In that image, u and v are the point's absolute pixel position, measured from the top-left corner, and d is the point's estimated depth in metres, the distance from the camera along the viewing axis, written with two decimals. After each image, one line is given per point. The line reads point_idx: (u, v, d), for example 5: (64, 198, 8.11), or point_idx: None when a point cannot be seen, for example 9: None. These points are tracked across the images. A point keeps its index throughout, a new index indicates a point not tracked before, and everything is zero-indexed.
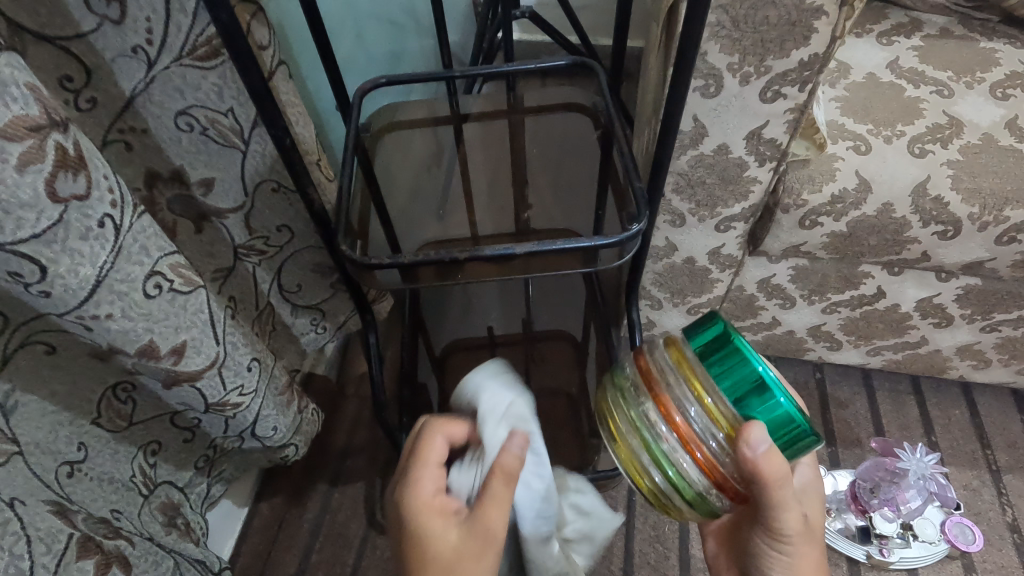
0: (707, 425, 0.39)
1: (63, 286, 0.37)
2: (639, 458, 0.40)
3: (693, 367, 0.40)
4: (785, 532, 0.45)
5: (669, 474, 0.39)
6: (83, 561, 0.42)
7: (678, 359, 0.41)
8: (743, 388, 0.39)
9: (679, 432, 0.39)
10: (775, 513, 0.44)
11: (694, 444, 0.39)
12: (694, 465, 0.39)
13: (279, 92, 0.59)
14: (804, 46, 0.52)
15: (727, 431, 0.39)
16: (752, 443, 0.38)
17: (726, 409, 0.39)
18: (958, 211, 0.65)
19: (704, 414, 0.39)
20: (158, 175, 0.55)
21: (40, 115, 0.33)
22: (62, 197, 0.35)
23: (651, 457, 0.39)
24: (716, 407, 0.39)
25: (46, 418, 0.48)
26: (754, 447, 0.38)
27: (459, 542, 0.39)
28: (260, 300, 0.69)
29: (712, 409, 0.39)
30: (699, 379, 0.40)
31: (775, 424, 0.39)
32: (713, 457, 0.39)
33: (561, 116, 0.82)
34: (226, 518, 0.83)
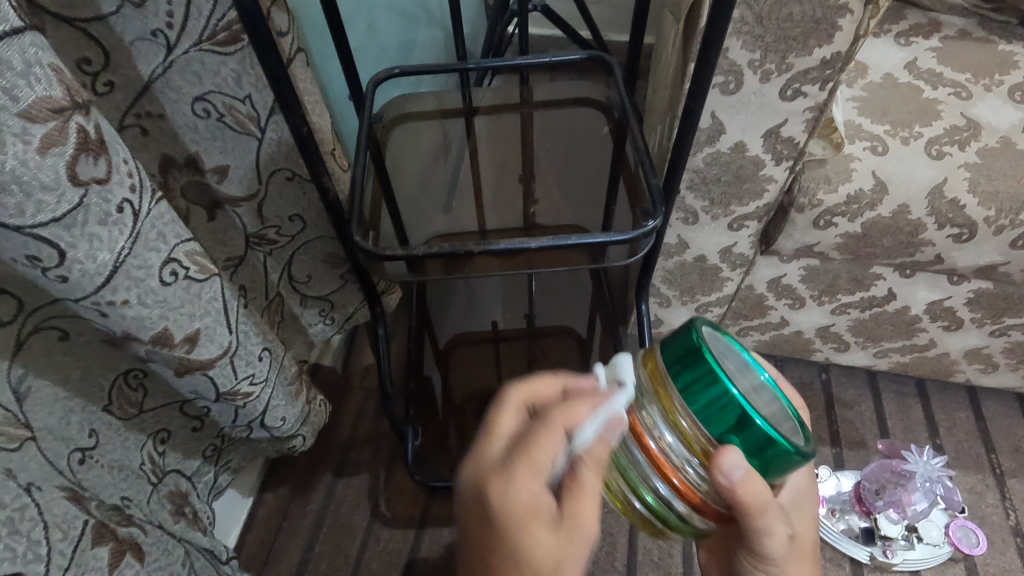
0: (682, 446, 0.36)
1: (81, 271, 0.37)
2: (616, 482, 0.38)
3: (665, 386, 0.36)
4: (770, 554, 0.42)
5: (648, 500, 0.37)
6: (98, 548, 0.42)
7: (654, 377, 0.37)
8: (716, 411, 0.34)
9: (652, 456, 0.36)
10: (759, 536, 0.41)
11: (669, 471, 0.36)
12: (671, 492, 0.36)
13: (296, 79, 0.58)
14: (827, 44, 0.52)
15: (701, 454, 0.35)
16: (726, 470, 0.34)
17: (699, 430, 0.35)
18: (973, 214, 0.65)
19: (679, 438, 0.36)
20: (173, 161, 0.54)
21: (63, 97, 0.33)
22: (83, 180, 0.35)
23: (627, 480, 0.37)
24: (689, 432, 0.35)
25: (59, 403, 0.48)
26: (727, 475, 0.34)
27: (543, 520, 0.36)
28: (270, 290, 0.69)
29: (685, 434, 0.35)
30: (673, 404, 0.35)
31: (755, 447, 0.34)
32: (692, 484, 0.36)
33: (574, 111, 0.81)
34: (231, 507, 0.83)
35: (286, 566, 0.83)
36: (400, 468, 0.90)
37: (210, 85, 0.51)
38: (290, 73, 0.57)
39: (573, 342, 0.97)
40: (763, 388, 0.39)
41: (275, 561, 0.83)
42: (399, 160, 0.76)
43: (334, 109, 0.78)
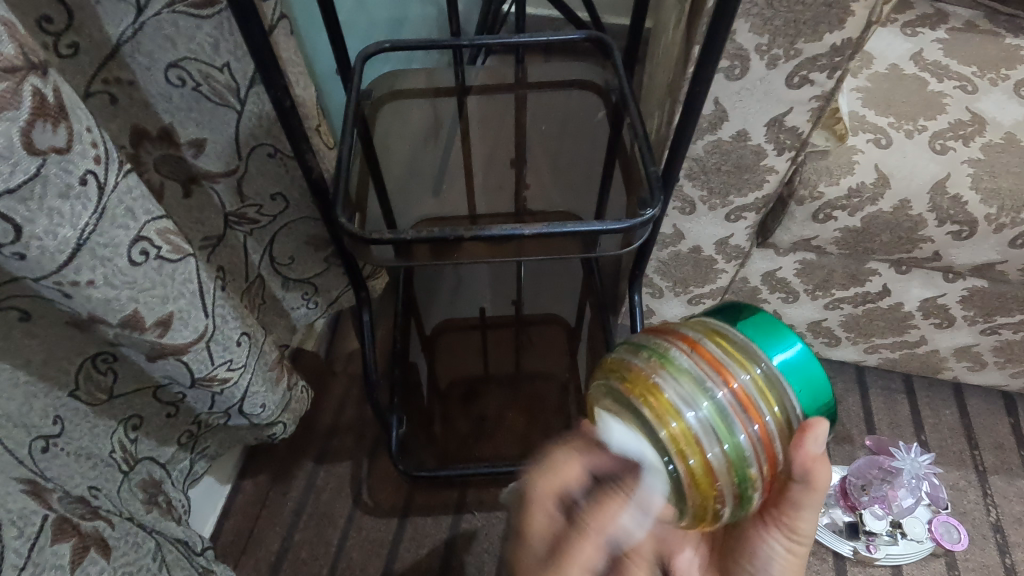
0: (762, 397, 0.36)
1: (40, 248, 0.34)
2: (694, 432, 0.34)
3: (741, 341, 0.37)
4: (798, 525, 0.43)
5: (727, 449, 0.34)
6: (58, 544, 0.39)
7: (720, 335, 0.37)
8: (787, 364, 0.37)
9: (737, 399, 0.35)
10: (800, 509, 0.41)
11: (754, 413, 0.35)
12: (752, 439, 0.35)
13: (280, 49, 0.55)
14: (838, 30, 0.50)
15: (782, 413, 0.36)
16: (816, 431, 0.36)
17: (782, 387, 0.36)
18: (975, 211, 0.64)
19: (759, 387, 0.36)
20: (145, 133, 0.51)
21: (15, 55, 0.30)
22: (40, 149, 0.32)
23: (705, 427, 0.34)
24: (765, 377, 0.36)
25: (19, 388, 0.45)
26: (816, 434, 0.36)
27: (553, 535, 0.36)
28: (250, 271, 0.66)
29: (766, 383, 0.36)
30: (752, 353, 0.36)
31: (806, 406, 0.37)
32: (768, 433, 0.35)
33: (570, 93, 0.78)
34: (208, 495, 0.81)
35: (265, 554, 0.81)
36: (383, 455, 0.88)
37: (185, 51, 0.48)
38: (272, 41, 0.54)
39: (562, 330, 0.96)
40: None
41: (253, 549, 0.81)
42: (387, 138, 0.72)
43: (321, 84, 0.75)
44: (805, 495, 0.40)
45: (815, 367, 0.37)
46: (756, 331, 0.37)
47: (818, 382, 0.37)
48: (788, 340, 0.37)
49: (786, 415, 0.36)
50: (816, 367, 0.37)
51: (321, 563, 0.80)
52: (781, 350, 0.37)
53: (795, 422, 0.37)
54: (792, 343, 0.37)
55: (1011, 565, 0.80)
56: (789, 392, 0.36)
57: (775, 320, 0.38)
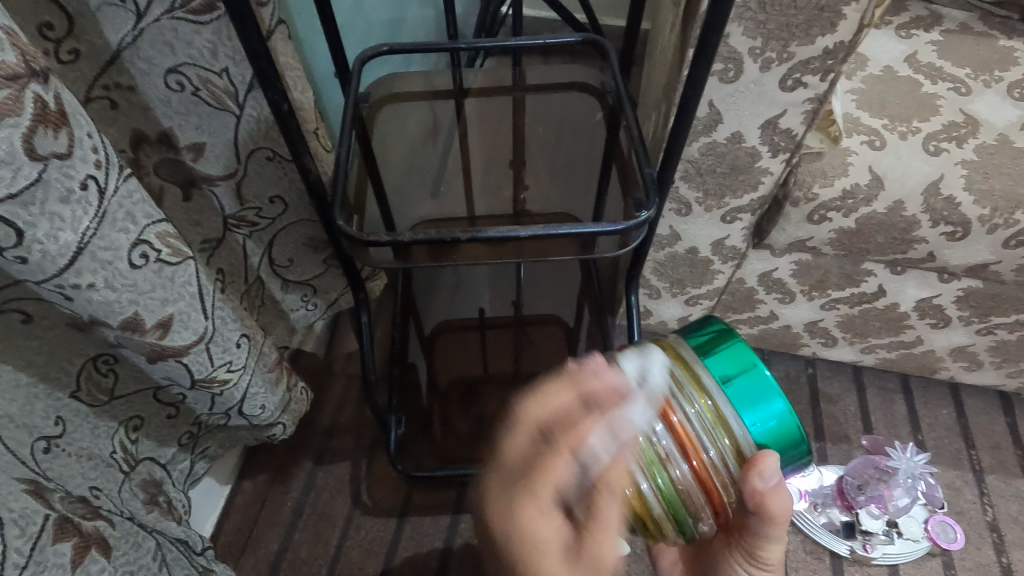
0: (708, 431, 0.36)
1: (42, 252, 0.35)
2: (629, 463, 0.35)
3: (697, 372, 0.37)
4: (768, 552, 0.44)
5: (659, 482, 0.35)
6: (59, 544, 0.40)
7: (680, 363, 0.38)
8: (745, 396, 0.37)
9: (678, 435, 0.35)
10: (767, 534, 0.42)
11: (693, 449, 0.36)
12: (688, 473, 0.36)
13: (278, 53, 0.56)
14: (830, 33, 0.50)
15: (733, 447, 0.37)
16: (764, 472, 0.37)
17: (735, 422, 0.37)
18: (968, 212, 0.64)
19: (707, 420, 0.36)
20: (145, 138, 0.52)
21: (17, 63, 0.30)
22: (42, 154, 0.32)
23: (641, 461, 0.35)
24: (713, 411, 0.37)
25: (21, 389, 0.45)
26: (761, 473, 0.36)
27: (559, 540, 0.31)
28: (250, 273, 0.66)
29: (717, 416, 0.37)
30: (706, 386, 0.37)
31: (765, 438, 0.37)
32: (709, 466, 0.36)
33: (568, 96, 0.79)
34: (207, 495, 0.81)
35: (265, 554, 0.81)
36: (382, 456, 0.88)
37: (183, 57, 0.49)
38: (270, 46, 0.54)
39: (560, 329, 0.96)
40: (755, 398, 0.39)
41: (253, 549, 0.82)
42: (386, 141, 0.73)
43: (319, 87, 0.75)
44: (764, 523, 0.41)
45: (777, 401, 0.37)
46: (721, 360, 0.38)
47: (778, 415, 0.37)
48: (753, 370, 0.38)
49: (738, 448, 0.37)
50: (779, 400, 0.37)
51: (320, 562, 0.81)
52: (743, 380, 0.37)
53: (748, 455, 0.37)
54: (757, 374, 0.38)
55: (1007, 564, 0.81)
56: (741, 427, 0.37)
57: (747, 348, 0.38)
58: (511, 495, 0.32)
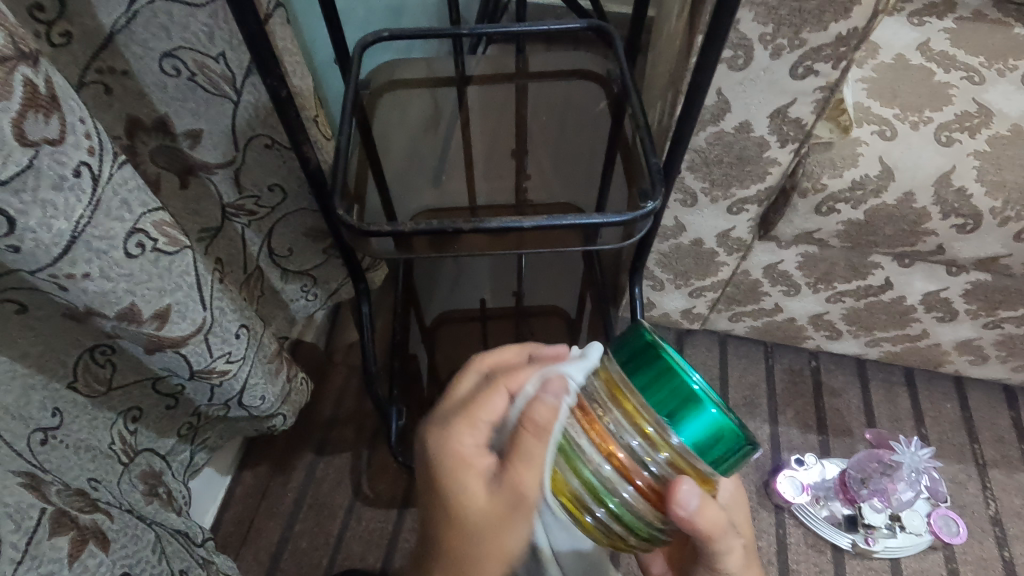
0: (650, 450, 0.34)
1: (34, 241, 0.34)
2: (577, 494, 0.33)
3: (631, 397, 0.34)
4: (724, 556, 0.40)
5: (612, 508, 0.33)
6: (57, 538, 0.39)
7: (615, 390, 0.34)
8: (676, 407, 0.33)
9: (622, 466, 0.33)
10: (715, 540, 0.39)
11: (635, 472, 0.33)
12: (639, 496, 0.33)
13: (275, 37, 0.55)
14: (843, 19, 0.49)
15: (672, 456, 0.34)
16: (681, 501, 0.33)
17: (671, 435, 0.33)
18: (979, 204, 0.63)
19: (651, 444, 0.33)
20: (140, 123, 0.50)
21: (6, 45, 0.29)
22: (32, 140, 0.31)
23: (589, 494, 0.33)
24: (656, 434, 0.33)
25: (17, 380, 0.44)
26: (682, 503, 0.33)
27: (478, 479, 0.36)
28: (249, 263, 0.65)
29: (654, 435, 0.33)
30: (639, 410, 0.34)
31: (708, 441, 0.33)
32: (658, 484, 0.34)
33: (572, 83, 0.77)
34: (208, 485, 0.81)
35: (265, 545, 0.81)
36: (383, 447, 0.88)
37: (179, 41, 0.48)
38: (268, 31, 0.53)
39: (561, 322, 0.94)
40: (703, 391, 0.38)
41: (254, 539, 0.82)
42: (386, 129, 0.72)
43: (319, 74, 0.74)
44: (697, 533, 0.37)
45: (709, 406, 0.33)
46: (645, 375, 0.34)
47: (711, 420, 0.33)
48: (676, 381, 0.33)
49: (682, 460, 0.34)
50: (709, 406, 0.33)
51: (321, 553, 0.81)
52: (670, 393, 0.33)
53: (690, 464, 0.34)
54: (681, 384, 0.33)
55: (1009, 558, 0.81)
56: (676, 439, 0.33)
57: (667, 358, 0.34)
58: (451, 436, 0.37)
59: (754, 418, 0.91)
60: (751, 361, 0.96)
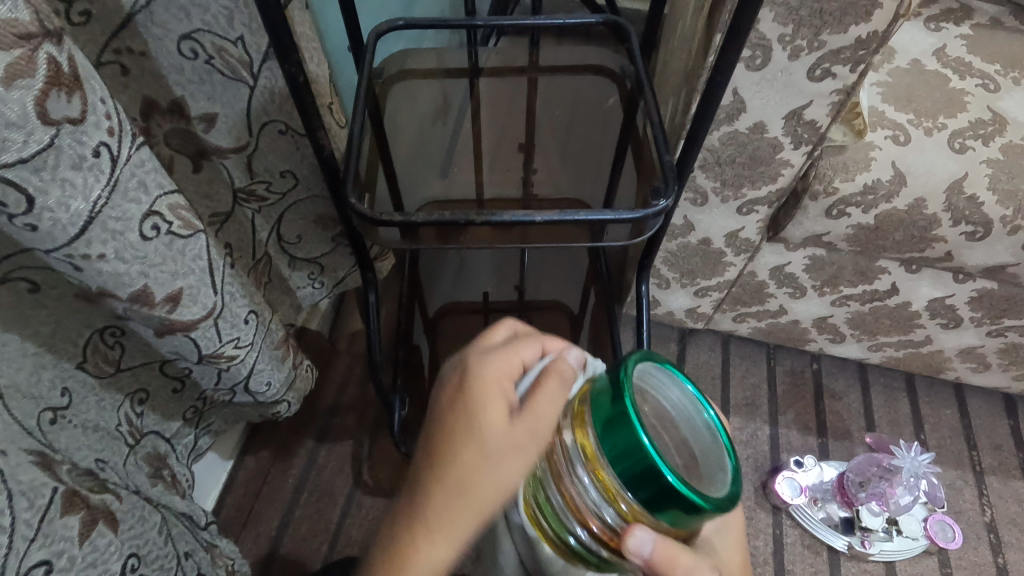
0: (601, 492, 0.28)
1: (53, 220, 0.34)
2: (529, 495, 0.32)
3: (587, 437, 0.28)
4: None
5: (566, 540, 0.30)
6: (67, 517, 0.39)
7: (579, 415, 0.30)
8: (630, 471, 0.27)
9: (571, 504, 0.29)
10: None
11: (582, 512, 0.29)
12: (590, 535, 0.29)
13: (293, 23, 0.55)
14: (863, 23, 0.49)
15: (628, 509, 0.28)
16: (629, 543, 0.28)
17: (623, 488, 0.27)
18: (990, 212, 0.63)
19: (601, 490, 0.28)
20: (155, 106, 0.50)
21: (31, 22, 0.29)
22: (54, 119, 0.31)
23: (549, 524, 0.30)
24: (609, 482, 0.27)
25: (28, 359, 0.45)
26: (633, 549, 0.28)
27: (497, 416, 0.34)
28: (258, 249, 0.65)
29: (608, 487, 0.28)
30: (592, 452, 0.28)
31: (669, 505, 0.27)
32: (611, 529, 0.29)
33: (582, 79, 0.77)
34: (210, 469, 0.82)
35: (265, 530, 0.82)
36: (384, 436, 0.88)
37: (198, 23, 0.47)
38: (287, 16, 0.53)
39: (564, 317, 0.94)
40: (702, 426, 0.31)
41: (254, 524, 0.82)
42: (396, 118, 0.71)
43: (332, 61, 0.73)
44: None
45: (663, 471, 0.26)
46: (599, 415, 0.28)
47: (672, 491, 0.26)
48: (625, 435, 0.26)
49: (639, 514, 0.28)
50: (663, 470, 0.26)
51: (320, 540, 0.81)
52: (620, 445, 0.27)
53: (649, 517, 0.28)
54: (631, 440, 0.26)
55: (1002, 564, 0.81)
56: (630, 494, 0.27)
57: (624, 405, 0.27)
58: (476, 394, 0.35)
59: (754, 418, 0.91)
60: (754, 362, 0.96)
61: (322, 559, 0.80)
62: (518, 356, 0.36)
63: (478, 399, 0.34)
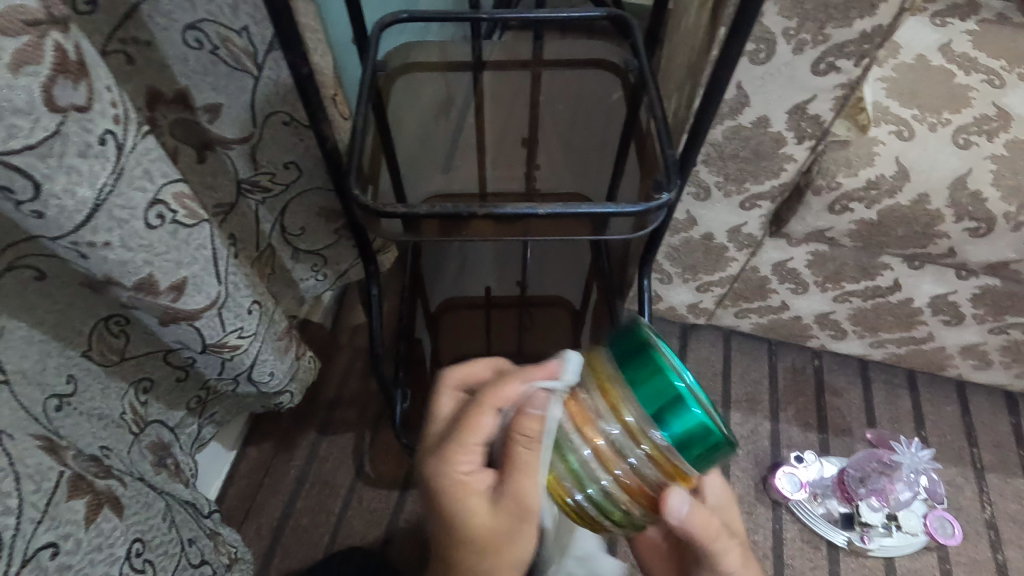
0: (627, 442, 0.34)
1: (59, 207, 0.34)
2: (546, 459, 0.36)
3: (618, 393, 0.35)
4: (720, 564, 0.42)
5: (590, 493, 0.35)
6: (74, 500, 0.40)
7: (600, 381, 0.36)
8: (660, 407, 0.34)
9: (599, 456, 0.34)
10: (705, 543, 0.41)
11: (613, 462, 0.34)
12: (615, 485, 0.35)
13: (298, 13, 0.55)
14: (868, 16, 0.49)
15: (650, 449, 0.34)
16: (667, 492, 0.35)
17: (650, 427, 0.34)
18: (993, 208, 0.63)
19: (628, 437, 0.34)
20: (161, 96, 0.50)
21: (38, 9, 0.29)
22: (61, 106, 0.32)
23: (570, 478, 0.35)
24: (635, 426, 0.34)
25: (35, 346, 0.45)
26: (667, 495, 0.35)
27: (480, 501, 0.38)
28: (261, 241, 0.65)
29: (636, 429, 0.34)
30: (621, 402, 0.35)
31: (691, 436, 0.34)
32: (635, 475, 0.35)
33: (586, 72, 0.77)
34: (213, 459, 0.82)
35: (267, 521, 0.82)
36: (386, 428, 0.89)
37: (203, 13, 0.48)
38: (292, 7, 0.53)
39: (565, 312, 0.95)
40: None
41: (257, 514, 0.83)
42: (400, 111, 0.71)
43: (336, 54, 0.74)
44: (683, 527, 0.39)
45: (692, 405, 0.34)
46: (632, 369, 0.35)
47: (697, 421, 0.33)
48: (660, 378, 0.34)
49: (662, 455, 0.34)
50: (691, 405, 0.34)
51: (322, 530, 0.82)
52: (656, 385, 0.34)
53: (669, 459, 0.34)
54: (663, 381, 0.34)
55: (1002, 561, 0.81)
56: (657, 434, 0.34)
57: (654, 355, 0.35)
58: (458, 489, 0.38)
59: (755, 414, 0.91)
60: (755, 357, 0.96)
61: (323, 549, 0.81)
62: (473, 442, 0.38)
63: (460, 499, 0.38)
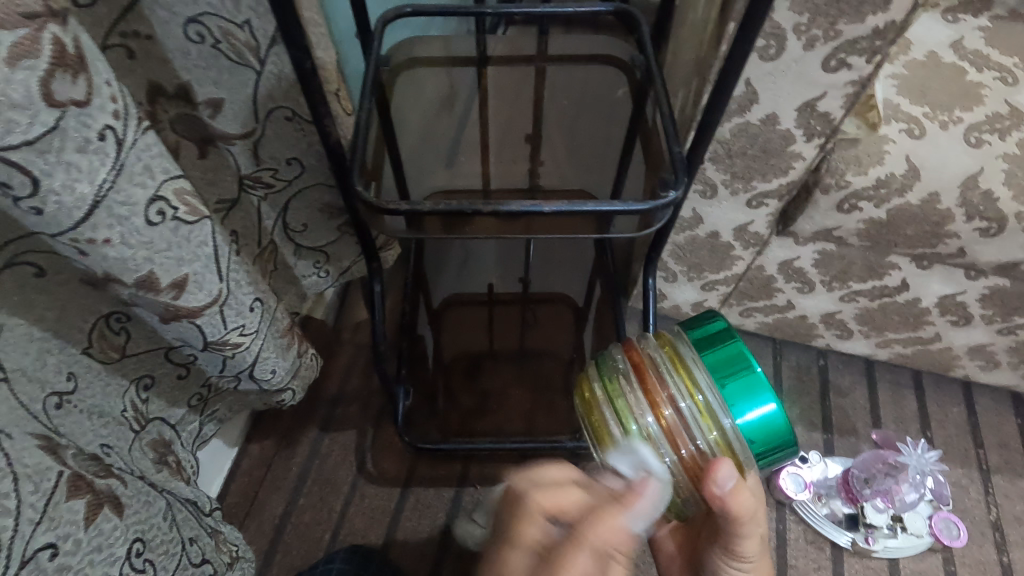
0: (696, 420, 0.41)
1: (57, 204, 0.34)
2: (604, 410, 0.42)
3: (692, 370, 0.42)
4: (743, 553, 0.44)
5: (651, 456, 0.40)
6: (73, 500, 0.40)
7: (671, 358, 0.43)
8: (736, 391, 0.41)
9: (666, 426, 0.41)
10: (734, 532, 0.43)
11: (678, 435, 0.41)
12: (676, 455, 0.41)
13: (301, 7, 0.54)
14: (881, 12, 0.48)
15: (712, 431, 0.41)
16: (718, 480, 0.38)
17: (721, 410, 0.41)
18: (1005, 208, 0.62)
19: (697, 413, 0.41)
20: (162, 90, 0.50)
21: (36, 1, 0.28)
22: (59, 101, 0.31)
23: (631, 440, 0.41)
24: (705, 403, 0.41)
25: (34, 343, 0.44)
26: (721, 484, 0.38)
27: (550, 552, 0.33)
28: (263, 237, 0.64)
29: (704, 405, 0.41)
30: (692, 378, 0.42)
31: (758, 427, 0.40)
32: (694, 451, 0.41)
33: (591, 69, 0.76)
34: (215, 456, 0.82)
35: (269, 518, 0.82)
36: (388, 425, 0.89)
37: (205, 6, 0.47)
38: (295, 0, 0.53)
39: (570, 310, 0.94)
40: None
41: (259, 511, 0.82)
42: (403, 107, 0.70)
43: (339, 48, 0.73)
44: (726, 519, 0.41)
45: (765, 395, 0.41)
46: (713, 356, 0.42)
47: (767, 411, 0.40)
48: (741, 364, 0.42)
49: (725, 438, 0.41)
50: (767, 398, 0.41)
51: (324, 528, 0.81)
52: (734, 372, 0.41)
53: (729, 444, 0.41)
54: (745, 371, 0.41)
55: (1007, 563, 0.81)
56: (728, 418, 0.40)
57: (736, 344, 0.43)
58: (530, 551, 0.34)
59: None
60: (759, 357, 0.96)
61: (325, 547, 0.80)
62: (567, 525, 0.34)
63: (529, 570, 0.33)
